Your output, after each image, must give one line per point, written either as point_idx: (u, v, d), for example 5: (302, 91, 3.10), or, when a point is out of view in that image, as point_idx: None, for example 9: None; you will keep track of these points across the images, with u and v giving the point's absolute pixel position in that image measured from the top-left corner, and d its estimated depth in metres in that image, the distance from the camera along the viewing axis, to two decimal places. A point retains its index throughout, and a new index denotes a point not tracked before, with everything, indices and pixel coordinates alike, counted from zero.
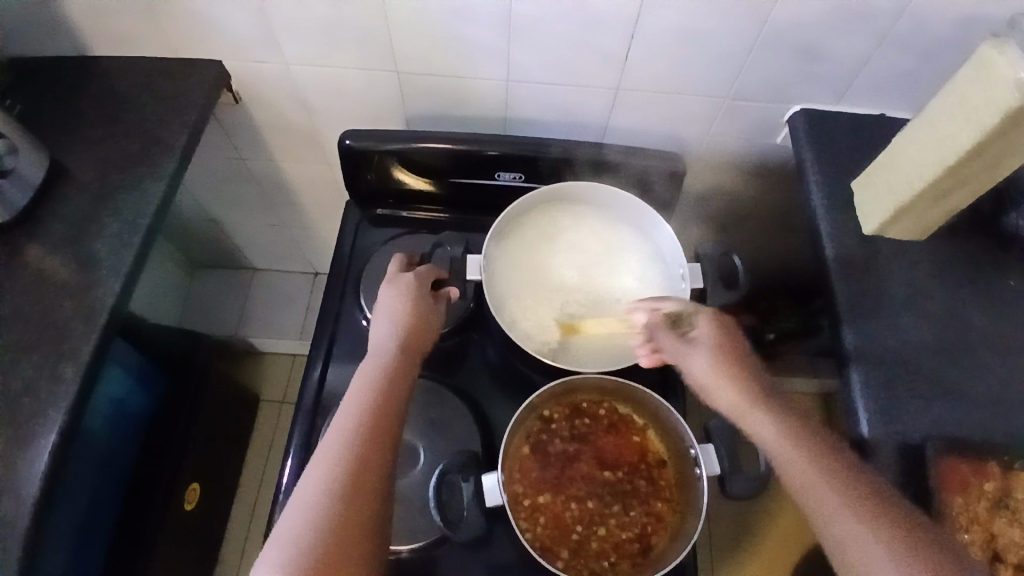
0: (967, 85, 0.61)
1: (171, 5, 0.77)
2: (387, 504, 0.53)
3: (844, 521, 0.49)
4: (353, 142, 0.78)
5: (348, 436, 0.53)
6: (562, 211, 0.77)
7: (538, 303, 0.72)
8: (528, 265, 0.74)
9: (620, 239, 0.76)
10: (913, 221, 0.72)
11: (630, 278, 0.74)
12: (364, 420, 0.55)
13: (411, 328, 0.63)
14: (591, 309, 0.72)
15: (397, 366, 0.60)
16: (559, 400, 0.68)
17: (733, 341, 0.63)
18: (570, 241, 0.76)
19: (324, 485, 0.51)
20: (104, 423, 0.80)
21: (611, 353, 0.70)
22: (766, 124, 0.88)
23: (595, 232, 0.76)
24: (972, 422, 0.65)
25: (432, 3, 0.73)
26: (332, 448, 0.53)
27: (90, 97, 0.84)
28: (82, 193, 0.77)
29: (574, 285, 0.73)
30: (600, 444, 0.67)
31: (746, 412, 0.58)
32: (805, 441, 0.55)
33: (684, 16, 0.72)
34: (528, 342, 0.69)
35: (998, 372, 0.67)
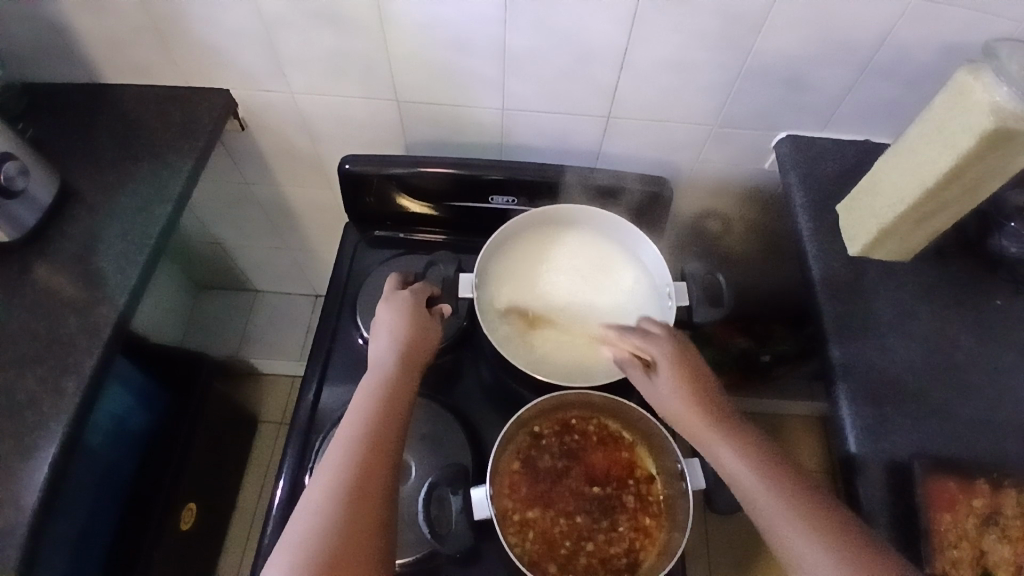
0: (944, 111, 0.64)
1: (183, 37, 0.81)
2: (390, 511, 0.54)
3: (803, 543, 0.51)
4: (352, 166, 0.80)
5: (348, 447, 0.55)
6: (547, 235, 0.79)
7: (529, 321, 0.73)
8: (519, 284, 0.76)
9: (609, 256, 0.78)
10: (896, 244, 0.74)
11: (620, 293, 0.76)
12: (364, 431, 0.56)
13: (409, 341, 0.65)
14: (581, 327, 0.74)
15: (397, 379, 0.61)
16: (549, 416, 0.69)
17: (693, 365, 0.64)
18: (559, 260, 0.77)
19: (328, 492, 0.52)
20: (104, 439, 0.81)
21: (600, 368, 0.71)
22: (754, 151, 0.90)
23: (580, 250, 0.78)
24: (961, 441, 0.65)
25: (430, 36, 0.77)
26: (331, 458, 0.54)
27: (103, 123, 0.88)
28: (92, 215, 0.80)
29: (564, 302, 0.75)
30: (589, 460, 0.68)
31: (703, 437, 0.59)
32: (774, 468, 0.56)
33: (672, 47, 0.75)
34: (519, 359, 0.70)
35: (986, 392, 0.68)
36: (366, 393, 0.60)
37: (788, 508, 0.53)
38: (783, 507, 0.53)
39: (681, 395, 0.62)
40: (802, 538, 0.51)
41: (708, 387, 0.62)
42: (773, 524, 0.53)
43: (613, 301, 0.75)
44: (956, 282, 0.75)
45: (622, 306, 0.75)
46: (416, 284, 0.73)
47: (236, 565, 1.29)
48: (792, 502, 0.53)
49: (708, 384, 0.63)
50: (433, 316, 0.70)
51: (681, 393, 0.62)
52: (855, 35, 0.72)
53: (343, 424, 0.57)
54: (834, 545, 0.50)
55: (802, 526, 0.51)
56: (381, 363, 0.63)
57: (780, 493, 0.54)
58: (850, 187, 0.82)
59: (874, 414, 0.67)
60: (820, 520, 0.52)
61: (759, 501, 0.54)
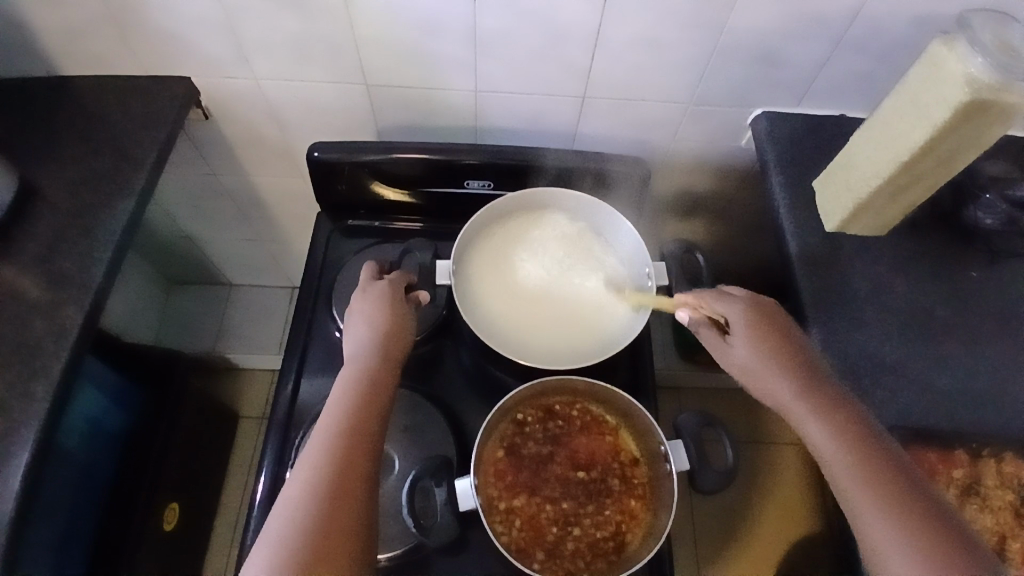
0: (919, 83, 0.63)
1: (141, 23, 0.78)
2: (373, 506, 0.53)
3: (872, 511, 0.52)
4: (321, 154, 0.78)
5: (328, 442, 0.53)
6: (524, 223, 0.77)
7: (508, 304, 0.72)
8: (497, 268, 0.75)
9: (587, 237, 0.77)
10: (872, 218, 0.74)
11: (600, 278, 0.75)
12: (344, 425, 0.55)
13: (387, 332, 0.63)
14: (562, 312, 0.73)
15: (377, 371, 0.60)
16: (532, 403, 0.68)
17: (778, 331, 0.64)
18: (537, 242, 0.76)
19: (309, 490, 0.51)
20: (80, 441, 0.79)
21: (580, 349, 0.71)
22: (730, 128, 0.90)
23: (559, 236, 0.77)
24: (938, 411, 0.66)
25: (399, 17, 0.74)
26: (311, 454, 0.53)
27: (60, 115, 0.84)
28: (52, 211, 0.77)
29: (542, 284, 0.74)
30: (573, 445, 0.67)
31: (786, 399, 0.61)
32: (854, 433, 0.57)
33: (646, 24, 0.74)
34: (499, 343, 0.69)
35: (961, 363, 0.69)
36: (345, 386, 0.58)
37: (860, 472, 0.54)
38: (857, 472, 0.54)
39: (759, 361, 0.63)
40: (870, 502, 0.53)
41: (792, 354, 0.62)
42: (847, 489, 0.54)
43: (592, 282, 0.75)
44: (931, 254, 0.76)
45: (604, 291, 0.74)
46: (392, 273, 0.71)
47: (222, 563, 1.27)
48: (867, 468, 0.54)
49: (796, 351, 0.63)
50: (410, 304, 0.68)
51: (760, 359, 0.63)
52: (830, 8, 0.71)
53: (323, 418, 0.56)
54: (901, 512, 0.52)
55: (866, 488, 0.53)
56: (360, 355, 0.62)
57: (853, 452, 0.55)
58: (826, 163, 0.82)
59: (854, 388, 0.67)
60: (887, 484, 0.53)
61: (834, 465, 0.56)
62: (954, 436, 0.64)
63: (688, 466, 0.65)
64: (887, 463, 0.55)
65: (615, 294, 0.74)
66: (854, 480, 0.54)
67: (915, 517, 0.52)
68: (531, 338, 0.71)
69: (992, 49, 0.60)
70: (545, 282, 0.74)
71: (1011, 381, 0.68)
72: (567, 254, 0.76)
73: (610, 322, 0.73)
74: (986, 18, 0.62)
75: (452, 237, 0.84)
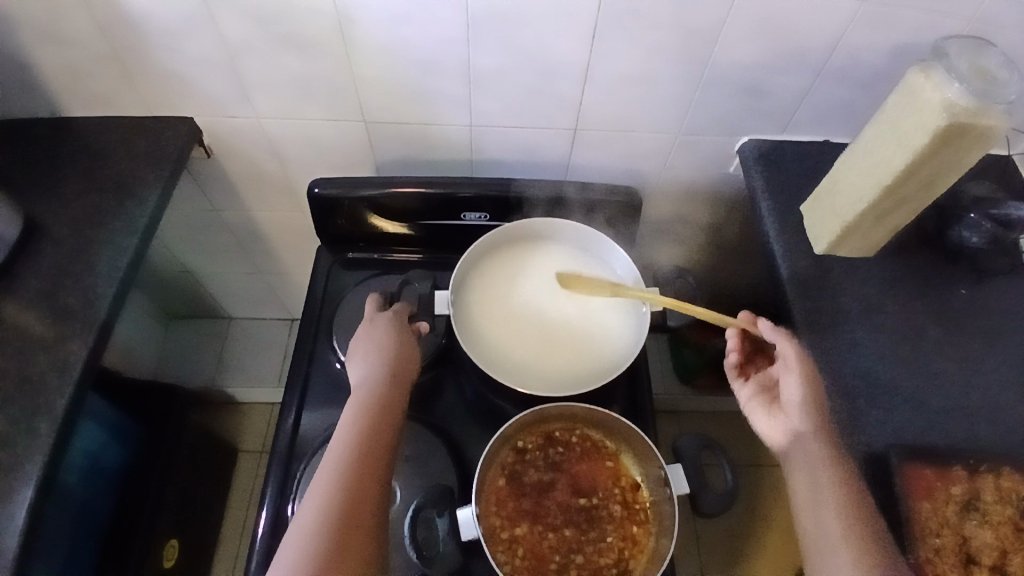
0: (899, 110, 0.66)
1: (146, 66, 0.80)
2: (382, 534, 0.53)
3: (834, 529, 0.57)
4: (321, 190, 0.80)
5: (336, 472, 0.54)
6: (518, 253, 0.79)
7: (506, 331, 0.73)
8: (493, 295, 0.76)
9: (582, 262, 0.79)
10: (859, 241, 0.76)
11: (594, 305, 0.76)
12: (351, 456, 0.55)
13: (394, 361, 0.65)
14: (557, 336, 0.74)
15: (383, 402, 0.60)
16: (532, 429, 0.69)
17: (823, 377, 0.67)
18: (533, 269, 0.78)
19: (321, 518, 0.51)
20: (81, 477, 0.79)
21: (578, 374, 0.72)
22: (718, 157, 0.92)
23: (554, 264, 0.78)
24: (934, 430, 0.67)
25: (397, 57, 0.77)
26: (320, 485, 0.53)
27: (65, 155, 0.86)
28: (57, 249, 0.78)
29: (538, 311, 0.75)
30: (574, 471, 0.68)
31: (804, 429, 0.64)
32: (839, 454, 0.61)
33: (632, 61, 0.77)
34: (492, 367, 0.70)
35: (954, 380, 0.70)
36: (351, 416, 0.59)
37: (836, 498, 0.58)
38: (839, 519, 0.57)
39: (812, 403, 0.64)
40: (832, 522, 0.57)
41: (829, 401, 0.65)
42: (820, 509, 0.58)
43: (589, 307, 0.76)
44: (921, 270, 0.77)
45: (597, 316, 0.76)
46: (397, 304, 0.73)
47: None
48: (848, 515, 0.57)
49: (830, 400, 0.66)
50: (412, 334, 0.70)
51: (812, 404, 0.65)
52: (809, 39, 0.74)
53: (329, 449, 0.56)
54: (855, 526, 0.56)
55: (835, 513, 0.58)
56: (366, 386, 0.62)
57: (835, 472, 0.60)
58: (812, 187, 0.84)
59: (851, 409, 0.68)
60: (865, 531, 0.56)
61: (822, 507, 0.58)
62: (951, 454, 0.65)
63: (688, 491, 0.65)
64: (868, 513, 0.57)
65: (612, 319, 0.75)
66: (833, 526, 0.57)
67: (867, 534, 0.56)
68: (526, 361, 0.72)
69: (965, 78, 0.62)
70: (541, 308, 0.75)
71: (1005, 399, 0.69)
72: (563, 281, 0.77)
73: (608, 347, 0.74)
74: (958, 48, 0.65)
75: (450, 268, 0.86)
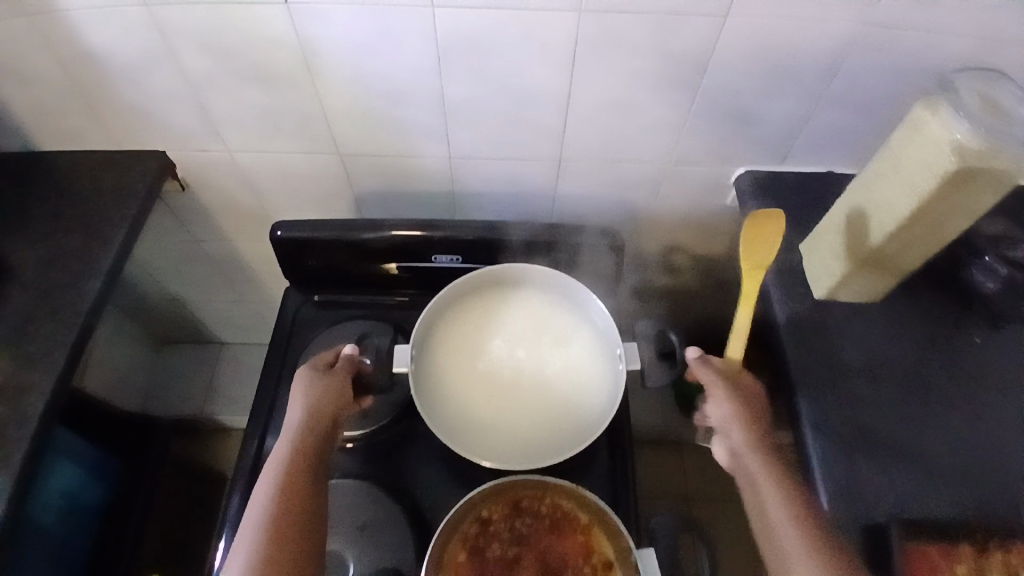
0: (902, 148, 0.60)
1: (113, 101, 0.78)
2: None
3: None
4: (285, 233, 0.77)
5: (248, 541, 0.54)
6: (485, 304, 0.75)
7: (473, 391, 0.70)
8: (456, 354, 0.72)
9: (562, 317, 0.74)
10: (861, 285, 0.70)
11: (567, 362, 0.72)
12: (264, 519, 0.56)
13: (316, 411, 0.64)
14: (524, 398, 0.69)
15: (299, 452, 0.61)
16: (498, 497, 0.65)
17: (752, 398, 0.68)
18: (507, 320, 0.74)
19: None
20: (48, 526, 0.77)
21: (545, 441, 0.68)
22: (712, 187, 0.87)
23: (524, 317, 0.74)
24: (942, 498, 0.61)
25: (368, 89, 0.73)
26: (235, 554, 0.54)
27: (34, 191, 0.84)
28: (21, 291, 0.76)
29: (505, 370, 0.71)
30: (541, 546, 0.63)
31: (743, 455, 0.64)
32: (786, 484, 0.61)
33: (615, 90, 0.72)
34: (452, 437, 0.66)
35: (965, 439, 0.64)
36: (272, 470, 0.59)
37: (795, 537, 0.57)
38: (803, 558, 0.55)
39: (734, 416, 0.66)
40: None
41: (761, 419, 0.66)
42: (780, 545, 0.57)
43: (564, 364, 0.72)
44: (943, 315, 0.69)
45: (568, 375, 0.71)
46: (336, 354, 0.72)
47: None
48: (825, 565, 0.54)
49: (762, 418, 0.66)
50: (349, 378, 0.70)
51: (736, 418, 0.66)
52: (806, 67, 0.69)
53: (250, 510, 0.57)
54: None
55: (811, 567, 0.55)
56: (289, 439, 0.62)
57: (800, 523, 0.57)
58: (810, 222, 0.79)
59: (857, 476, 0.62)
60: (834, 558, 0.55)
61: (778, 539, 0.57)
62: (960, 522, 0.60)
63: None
64: (853, 568, 0.54)
65: (585, 378, 0.71)
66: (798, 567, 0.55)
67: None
68: (489, 429, 0.68)
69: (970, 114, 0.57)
70: (508, 366, 0.71)
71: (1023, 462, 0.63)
72: (532, 337, 0.73)
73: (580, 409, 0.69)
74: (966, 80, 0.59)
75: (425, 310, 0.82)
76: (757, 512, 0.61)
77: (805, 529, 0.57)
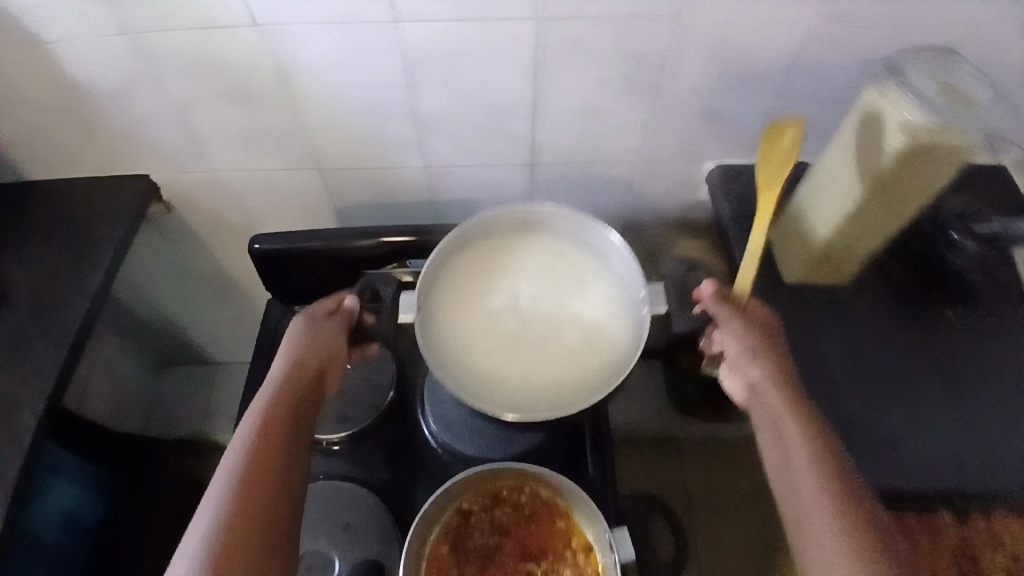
0: (854, 132, 0.63)
1: (99, 126, 0.81)
2: (278, 540, 0.52)
3: (817, 507, 0.52)
4: (263, 246, 0.80)
5: (227, 479, 0.53)
6: (486, 266, 0.76)
7: (494, 356, 0.71)
8: (468, 319, 0.73)
9: (564, 262, 0.76)
10: (830, 270, 0.72)
11: (584, 311, 0.74)
12: (246, 459, 0.54)
13: (300, 360, 0.64)
14: (549, 351, 0.71)
15: (279, 396, 0.60)
16: (477, 490, 0.66)
17: (773, 335, 0.66)
18: (508, 271, 0.75)
19: (206, 531, 0.50)
20: (49, 542, 0.79)
21: (557, 393, 0.69)
22: (685, 182, 0.89)
23: (527, 270, 0.75)
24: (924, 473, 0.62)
25: (345, 103, 0.76)
26: (213, 494, 0.52)
27: (27, 218, 0.86)
28: (15, 313, 0.78)
29: (522, 328, 0.72)
30: (523, 535, 0.65)
31: (763, 387, 0.62)
32: (809, 415, 0.58)
33: (583, 94, 0.75)
34: (484, 402, 0.67)
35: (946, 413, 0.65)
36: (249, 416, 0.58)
37: (811, 461, 0.54)
38: (819, 488, 0.53)
39: (754, 348, 0.64)
40: (817, 494, 0.52)
41: (780, 354, 0.64)
42: (798, 473, 0.55)
43: (575, 312, 0.73)
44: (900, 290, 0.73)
45: (592, 319, 0.73)
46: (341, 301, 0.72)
47: None
48: (835, 488, 0.52)
49: (780, 352, 0.64)
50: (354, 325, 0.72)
51: (756, 352, 0.64)
52: (764, 62, 0.72)
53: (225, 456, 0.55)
54: (846, 502, 0.51)
55: (817, 484, 0.53)
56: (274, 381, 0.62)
57: (814, 445, 0.55)
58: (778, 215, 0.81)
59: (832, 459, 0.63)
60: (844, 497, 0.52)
61: (798, 472, 0.55)
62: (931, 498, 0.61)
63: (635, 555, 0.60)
64: (852, 487, 0.52)
65: (600, 333, 0.72)
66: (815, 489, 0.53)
67: (852, 512, 0.51)
68: (522, 387, 0.69)
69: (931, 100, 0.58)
70: (521, 325, 0.73)
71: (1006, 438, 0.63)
72: (542, 292, 0.75)
73: (594, 360, 0.71)
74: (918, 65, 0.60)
75: None
76: (777, 440, 0.58)
77: (826, 471, 0.53)
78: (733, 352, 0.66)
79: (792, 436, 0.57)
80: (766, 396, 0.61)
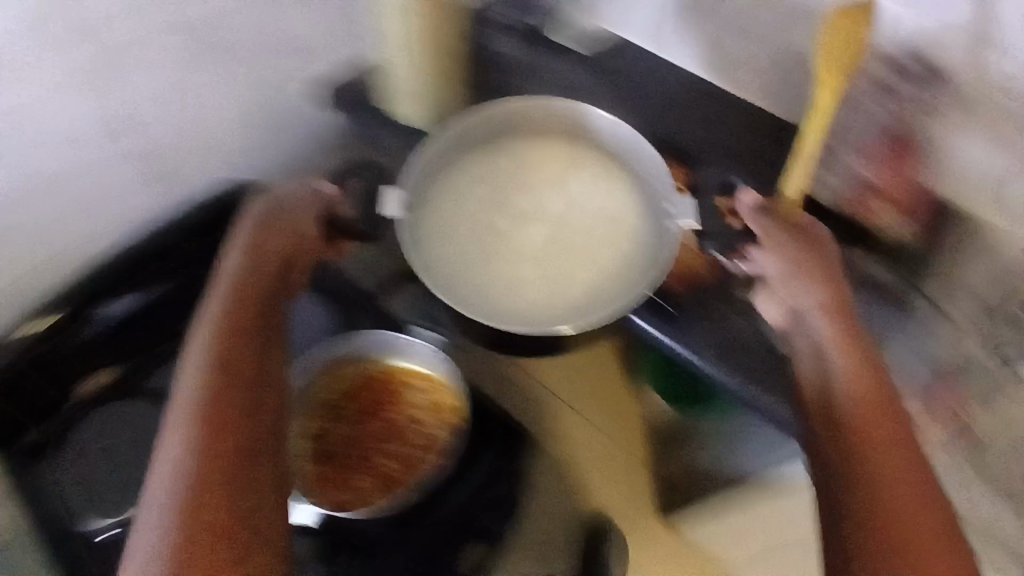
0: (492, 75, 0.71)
1: None
2: (256, 469, 0.51)
3: (853, 408, 0.54)
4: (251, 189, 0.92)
5: (190, 404, 0.51)
6: (465, 185, 0.70)
7: (517, 277, 0.67)
8: (454, 239, 0.67)
9: (574, 174, 0.71)
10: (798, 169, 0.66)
11: (589, 212, 0.70)
12: (210, 375, 0.53)
13: (246, 273, 0.62)
14: (560, 256, 0.67)
15: (239, 305, 0.59)
16: (339, 372, 0.86)
17: (817, 249, 0.65)
18: (515, 158, 0.71)
19: (179, 459, 0.48)
20: None
21: (564, 306, 0.66)
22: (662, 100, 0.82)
23: (515, 171, 0.71)
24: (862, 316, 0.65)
25: None
26: (179, 423, 0.50)
27: None
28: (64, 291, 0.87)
29: (540, 236, 0.68)
30: (347, 411, 0.86)
31: (810, 314, 0.61)
32: (856, 335, 0.59)
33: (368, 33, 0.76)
34: (534, 318, 0.65)
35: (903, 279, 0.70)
36: (217, 314, 0.58)
37: (853, 370, 0.56)
38: (865, 411, 0.53)
39: (802, 263, 0.63)
40: (858, 399, 0.54)
41: (833, 274, 0.63)
42: (837, 386, 0.56)
43: (627, 227, 0.69)
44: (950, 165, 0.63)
45: (603, 208, 0.70)
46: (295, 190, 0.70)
47: None
48: (869, 394, 0.54)
49: (829, 262, 0.64)
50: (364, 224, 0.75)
51: (805, 264, 0.63)
52: None
53: (191, 353, 0.56)
54: (880, 412, 0.53)
55: (854, 387, 0.55)
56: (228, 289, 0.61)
57: (851, 359, 0.56)
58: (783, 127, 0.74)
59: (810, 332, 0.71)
60: (872, 392, 0.55)
61: (838, 385, 0.56)
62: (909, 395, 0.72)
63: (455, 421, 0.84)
64: (882, 391, 0.55)
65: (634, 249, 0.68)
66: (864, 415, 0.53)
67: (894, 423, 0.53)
68: (565, 297, 0.66)
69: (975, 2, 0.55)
70: (542, 236, 0.68)
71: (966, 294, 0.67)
72: (543, 192, 0.70)
73: (617, 287, 0.66)
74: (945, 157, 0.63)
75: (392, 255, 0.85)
76: (814, 362, 0.59)
77: (873, 402, 0.54)
78: (777, 265, 0.65)
79: (837, 359, 0.57)
80: (814, 323, 0.61)
